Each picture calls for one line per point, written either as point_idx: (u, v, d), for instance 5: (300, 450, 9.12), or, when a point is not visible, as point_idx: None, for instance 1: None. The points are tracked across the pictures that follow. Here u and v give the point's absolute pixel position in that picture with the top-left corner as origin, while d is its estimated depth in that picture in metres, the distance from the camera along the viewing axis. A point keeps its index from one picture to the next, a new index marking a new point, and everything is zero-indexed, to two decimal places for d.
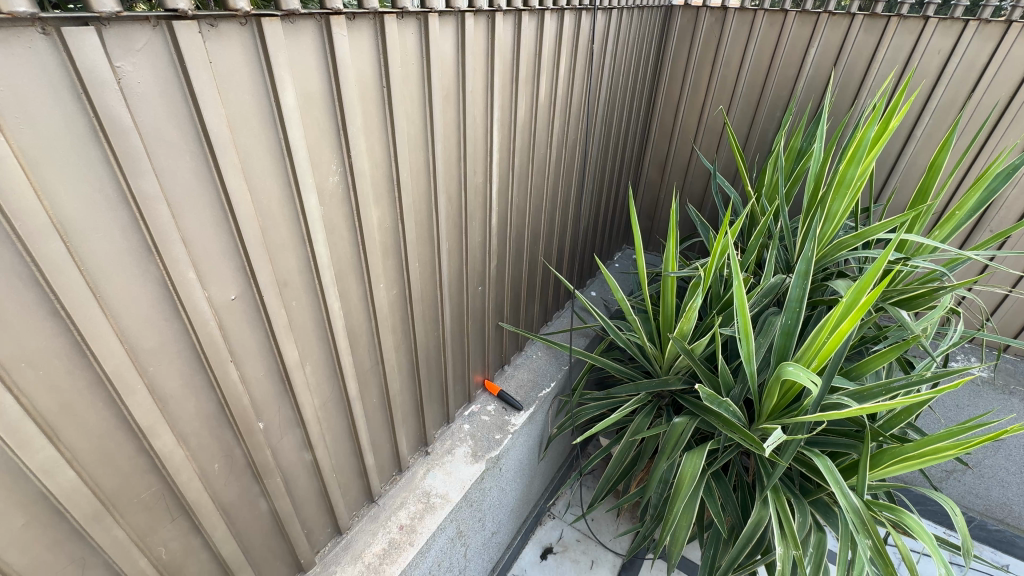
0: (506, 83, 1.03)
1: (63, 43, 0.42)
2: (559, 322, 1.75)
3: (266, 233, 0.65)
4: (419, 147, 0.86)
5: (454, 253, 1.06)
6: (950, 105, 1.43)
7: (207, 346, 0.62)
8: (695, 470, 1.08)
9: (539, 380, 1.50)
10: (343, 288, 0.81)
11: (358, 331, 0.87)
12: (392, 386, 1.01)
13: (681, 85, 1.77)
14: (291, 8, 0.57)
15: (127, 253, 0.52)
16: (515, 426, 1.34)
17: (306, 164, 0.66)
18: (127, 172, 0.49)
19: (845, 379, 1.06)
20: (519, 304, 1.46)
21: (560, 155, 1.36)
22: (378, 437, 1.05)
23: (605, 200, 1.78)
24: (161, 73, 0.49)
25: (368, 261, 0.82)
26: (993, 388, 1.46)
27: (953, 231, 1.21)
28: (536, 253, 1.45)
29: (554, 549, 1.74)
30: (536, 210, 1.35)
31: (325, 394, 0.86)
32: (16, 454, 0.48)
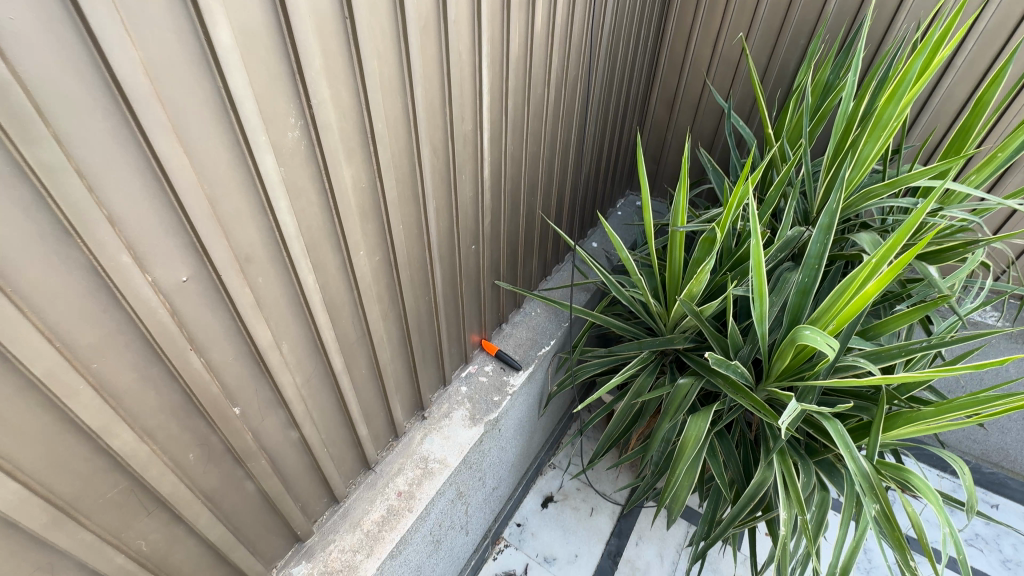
0: (496, 10, 0.88)
1: None
2: (559, 275, 1.68)
3: (217, 203, 0.56)
4: (395, 93, 0.74)
5: (442, 212, 0.97)
6: (1000, 28, 1.26)
7: (161, 336, 0.55)
8: (700, 433, 1.05)
9: (538, 338, 1.45)
10: (317, 259, 0.72)
11: (339, 303, 0.80)
12: (381, 357, 0.95)
13: (695, 8, 1.58)
14: None
15: (39, 238, 0.43)
16: (514, 386, 1.30)
17: (256, 118, 0.55)
18: (19, 140, 0.39)
19: (862, 340, 1.00)
20: (516, 260, 1.37)
21: (559, 95, 1.22)
22: (371, 407, 1.01)
23: (608, 144, 1.65)
24: (42, 7, 0.37)
25: (344, 227, 0.73)
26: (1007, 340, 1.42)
27: (991, 176, 1.10)
28: (534, 205, 1.35)
29: (554, 498, 1.77)
30: (533, 159, 1.23)
31: (308, 371, 0.80)
32: None
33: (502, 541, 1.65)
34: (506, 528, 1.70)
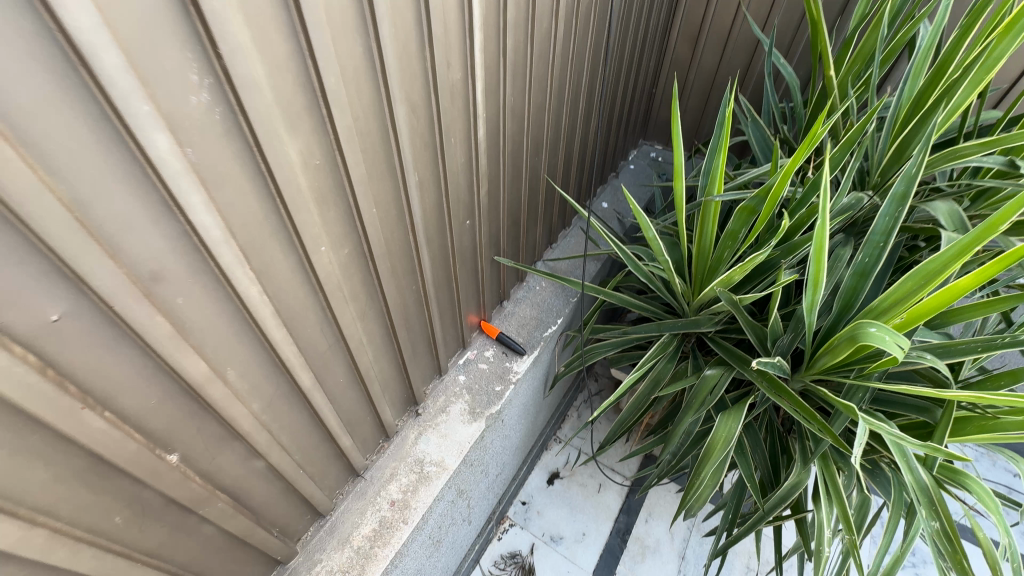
0: None
1: None
2: (566, 241, 1.50)
3: (88, 209, 0.38)
4: (353, 32, 0.54)
5: (428, 185, 0.78)
6: None
7: (32, 397, 0.39)
8: (731, 435, 0.92)
9: (543, 317, 1.30)
10: (262, 263, 0.55)
11: (300, 311, 0.64)
12: (362, 361, 0.81)
13: None
14: None
15: None
16: (518, 374, 1.17)
17: (130, 78, 0.36)
18: None
19: (927, 330, 0.85)
20: (518, 231, 1.20)
21: (569, 29, 1.00)
22: (355, 414, 0.87)
23: (622, 87, 1.42)
24: None
25: (295, 220, 0.56)
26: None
27: None
28: (539, 165, 1.15)
29: (560, 474, 1.70)
30: (538, 110, 1.03)
31: (269, 394, 0.65)
32: None
33: (507, 520, 1.59)
34: (511, 506, 1.63)
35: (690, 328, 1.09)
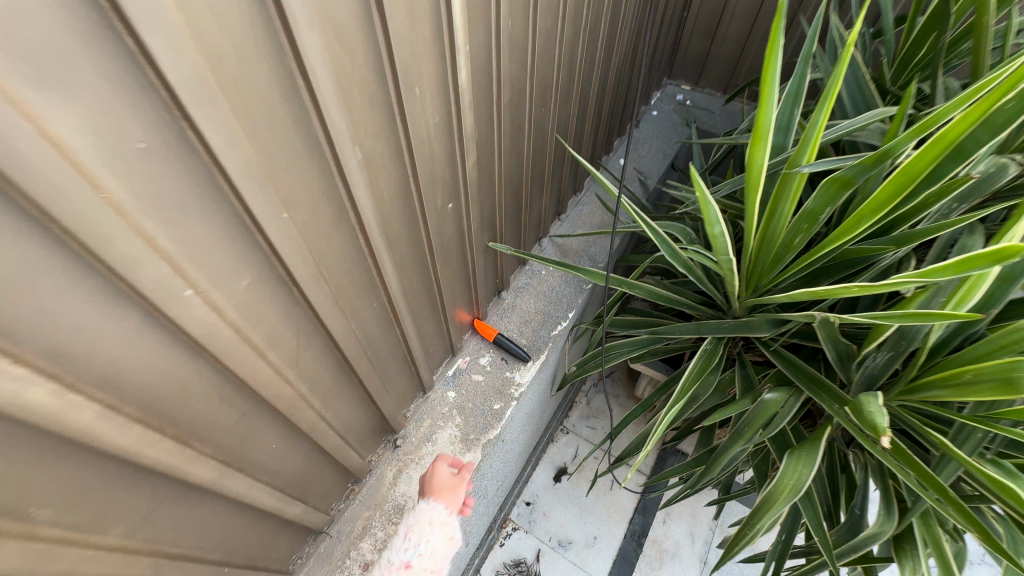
0: None
1: None
2: (577, 211, 1.23)
3: None
4: None
5: (385, 164, 0.51)
6: None
7: None
8: (800, 484, 0.71)
9: (551, 310, 1.06)
10: (61, 338, 0.30)
11: (176, 385, 0.40)
12: (306, 416, 0.58)
13: None
14: None
15: None
16: (521, 386, 0.95)
17: None
18: None
19: None
20: (519, 206, 0.93)
21: None
22: (307, 473, 0.66)
23: (651, 9, 1.10)
24: None
25: (118, 256, 0.30)
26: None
27: None
28: (547, 120, 0.87)
29: (568, 470, 1.53)
30: (546, 42, 0.73)
31: (144, 507, 0.42)
32: None
33: (510, 523, 1.43)
34: (515, 507, 1.47)
35: (739, 330, 0.87)
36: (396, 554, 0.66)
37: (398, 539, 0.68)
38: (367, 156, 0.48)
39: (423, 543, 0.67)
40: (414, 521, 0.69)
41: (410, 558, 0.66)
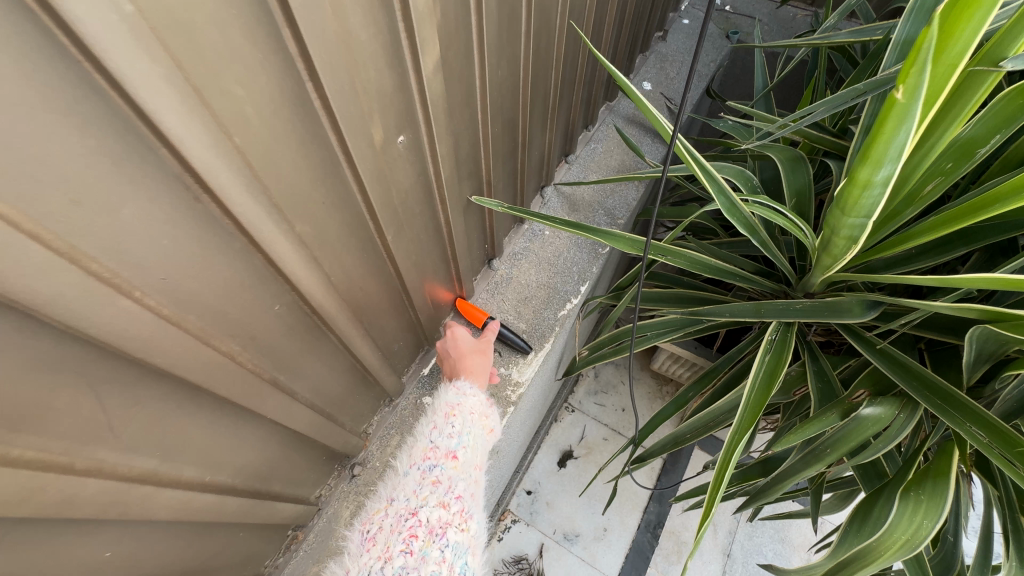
0: None
1: None
2: (589, 150, 0.95)
3: None
4: None
5: (250, 58, 0.26)
6: None
7: None
8: (918, 545, 0.49)
9: (557, 283, 0.81)
10: None
11: None
12: (167, 500, 0.35)
13: None
14: None
15: None
16: (521, 386, 0.72)
17: None
18: None
19: None
20: (515, 144, 0.66)
21: None
22: (202, 555, 0.44)
23: None
24: None
25: None
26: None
27: None
28: (555, 11, 0.58)
29: (574, 454, 1.35)
30: None
31: None
32: None
33: (509, 516, 1.26)
34: (514, 496, 1.30)
35: (825, 315, 0.62)
36: (437, 440, 0.56)
37: (435, 424, 0.58)
38: (193, 34, 0.22)
39: (467, 433, 0.57)
40: (454, 405, 0.59)
41: (456, 446, 0.56)
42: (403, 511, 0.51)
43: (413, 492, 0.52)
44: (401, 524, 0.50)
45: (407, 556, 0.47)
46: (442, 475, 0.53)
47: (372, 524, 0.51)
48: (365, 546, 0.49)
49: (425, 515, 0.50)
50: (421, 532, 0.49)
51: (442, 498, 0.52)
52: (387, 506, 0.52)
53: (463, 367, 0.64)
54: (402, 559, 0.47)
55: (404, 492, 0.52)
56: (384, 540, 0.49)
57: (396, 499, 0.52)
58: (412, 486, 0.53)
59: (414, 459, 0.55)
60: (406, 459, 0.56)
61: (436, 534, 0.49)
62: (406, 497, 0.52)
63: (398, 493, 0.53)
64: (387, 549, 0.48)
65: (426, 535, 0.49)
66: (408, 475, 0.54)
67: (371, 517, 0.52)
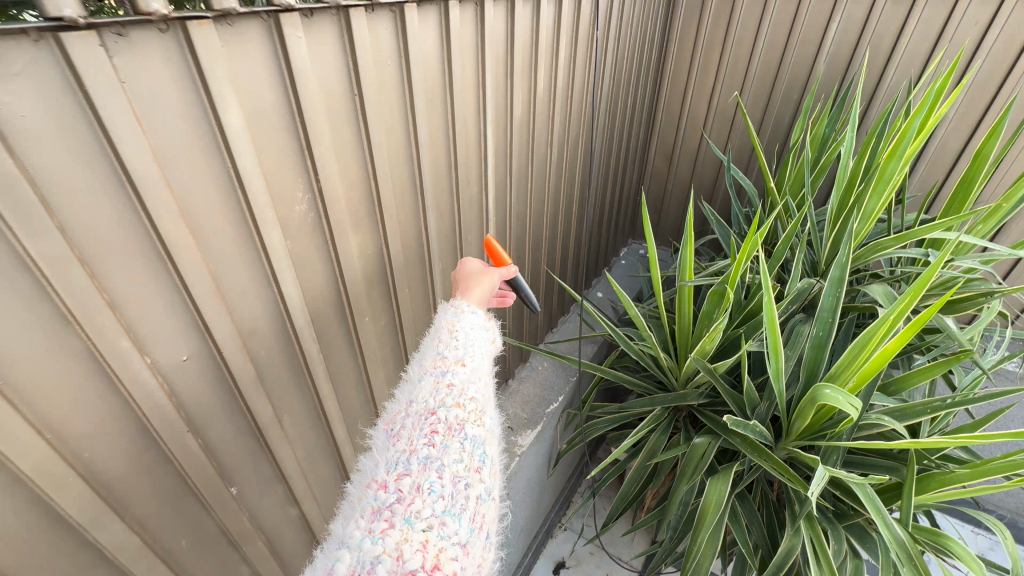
0: (500, 80, 0.92)
1: (60, 51, 0.36)
2: (565, 327, 1.66)
3: (219, 279, 0.54)
4: (402, 160, 0.75)
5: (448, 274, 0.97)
6: (988, 81, 1.32)
7: (158, 419, 0.53)
8: (721, 497, 0.99)
9: (546, 393, 1.41)
10: (321, 329, 0.71)
11: (343, 371, 0.79)
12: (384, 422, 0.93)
13: (688, 70, 1.66)
14: (227, 8, 0.45)
15: (38, 327, 0.42)
16: (525, 447, 1.25)
17: (265, 195, 0.55)
18: (24, 236, 0.38)
19: (883, 396, 0.96)
20: (522, 314, 1.35)
21: (561, 154, 1.25)
22: None
23: (609, 198, 1.66)
24: (55, 104, 0.37)
25: (349, 295, 0.73)
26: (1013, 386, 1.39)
27: (999, 223, 1.09)
28: (539, 258, 1.34)
29: (566, 564, 1.67)
30: (537, 216, 1.25)
31: (310, 443, 0.77)
32: None
33: None
34: None
35: (680, 402, 1.14)
36: (444, 353, 0.56)
37: (441, 339, 0.58)
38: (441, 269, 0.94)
39: (472, 345, 0.58)
40: (456, 322, 0.60)
41: (463, 356, 0.56)
42: (423, 411, 0.52)
43: (430, 395, 0.53)
44: (423, 422, 0.51)
45: (430, 447, 0.49)
46: (456, 380, 0.54)
47: (395, 424, 0.52)
48: (392, 441, 0.51)
49: (443, 413, 0.51)
50: (442, 428, 0.50)
51: (458, 399, 0.53)
52: (408, 407, 0.53)
53: (463, 290, 0.67)
54: (426, 450, 0.49)
55: (421, 395, 0.53)
56: (408, 435, 0.50)
57: (415, 402, 0.53)
58: (428, 389, 0.53)
59: (426, 367, 0.56)
60: (418, 369, 0.57)
61: (455, 429, 0.51)
62: (425, 399, 0.53)
63: (417, 397, 0.54)
64: (412, 443, 0.50)
65: (447, 429, 0.50)
66: (423, 381, 0.55)
67: (394, 417, 0.54)
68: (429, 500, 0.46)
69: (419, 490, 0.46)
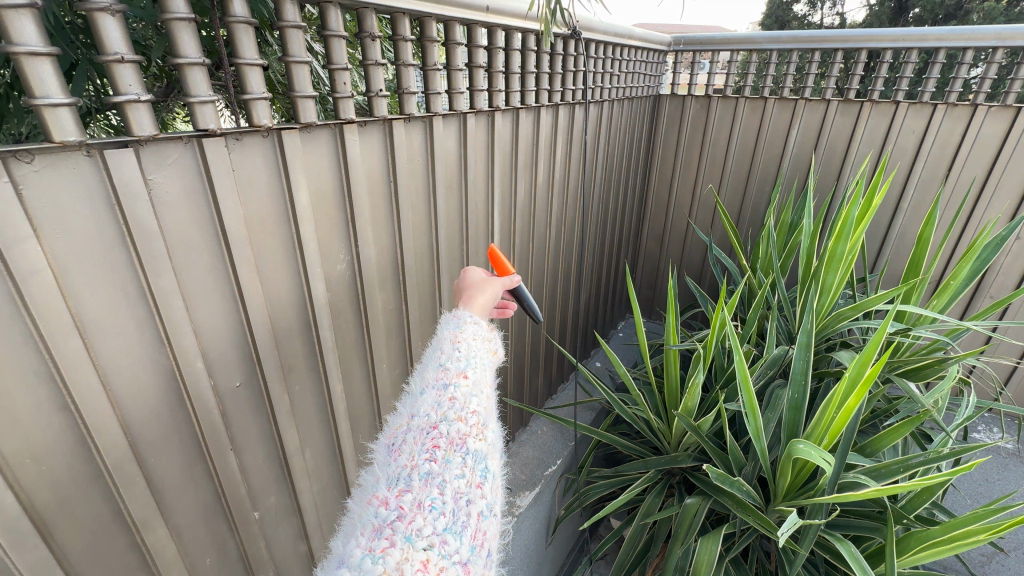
0: (506, 170, 1.11)
1: (199, 148, 0.53)
2: (564, 395, 1.74)
3: (273, 319, 0.67)
4: (423, 233, 0.91)
5: None
6: (932, 178, 1.52)
7: (209, 435, 0.63)
8: (712, 557, 1.01)
9: (545, 456, 1.47)
10: (346, 371, 0.83)
11: (359, 412, 0.89)
12: None
13: (672, 165, 1.90)
14: (309, 120, 0.63)
15: (139, 345, 0.53)
16: (522, 507, 1.29)
17: (316, 254, 0.70)
18: (148, 272, 0.52)
19: (860, 456, 1.02)
20: (523, 378, 1.45)
21: (560, 234, 1.42)
22: None
23: (605, 274, 1.82)
24: (188, 183, 0.53)
25: (371, 343, 0.85)
26: (1000, 457, 1.42)
27: (951, 300, 1.22)
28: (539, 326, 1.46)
29: None
30: (538, 287, 1.39)
31: (324, 479, 0.85)
32: (44, 537, 0.50)
33: None
34: None
35: (671, 464, 1.18)
36: (446, 363, 0.51)
37: (443, 349, 0.53)
38: None
39: (475, 356, 0.53)
40: (459, 332, 0.55)
41: (466, 367, 0.51)
42: (425, 425, 0.47)
43: (432, 408, 0.48)
44: (424, 437, 0.46)
45: (432, 462, 0.45)
46: (458, 392, 0.49)
47: (396, 438, 0.48)
48: (393, 456, 0.46)
49: (446, 427, 0.47)
50: (443, 443, 0.46)
51: (460, 413, 0.48)
52: (409, 421, 0.48)
53: (465, 300, 0.62)
54: (428, 465, 0.45)
55: (422, 408, 0.49)
56: (409, 450, 0.46)
57: (416, 415, 0.48)
58: (430, 403, 0.49)
59: (428, 379, 0.51)
60: (419, 382, 0.52)
61: (458, 443, 0.46)
62: (426, 412, 0.48)
63: (418, 410, 0.49)
64: (413, 458, 0.45)
65: (448, 445, 0.46)
66: (424, 394, 0.50)
67: (395, 431, 0.49)
68: (430, 517, 0.42)
69: (420, 507, 0.42)
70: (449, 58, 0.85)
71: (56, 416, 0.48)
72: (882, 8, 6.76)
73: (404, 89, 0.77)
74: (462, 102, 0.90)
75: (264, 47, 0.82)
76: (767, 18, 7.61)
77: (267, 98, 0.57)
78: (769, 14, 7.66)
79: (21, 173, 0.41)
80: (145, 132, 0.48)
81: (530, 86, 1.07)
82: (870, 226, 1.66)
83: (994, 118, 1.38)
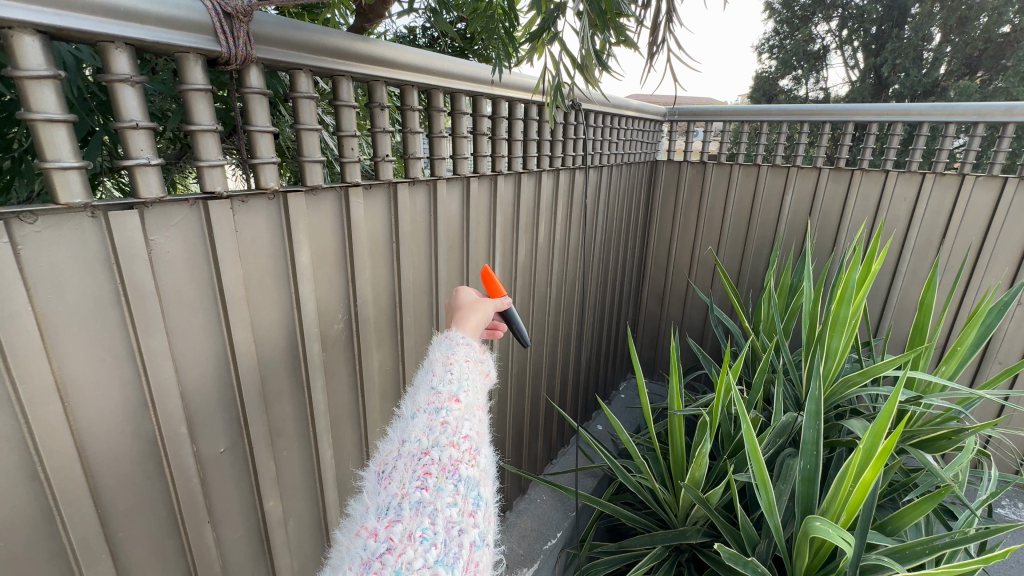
0: (508, 232, 1.12)
1: (205, 212, 0.53)
2: (565, 460, 1.68)
3: (265, 380, 0.65)
4: (424, 293, 0.91)
5: None
6: (928, 243, 1.54)
7: (186, 505, 0.59)
8: None
9: (544, 528, 1.39)
10: (337, 435, 0.79)
11: (349, 479, 0.84)
12: None
13: (671, 227, 1.95)
14: (315, 183, 0.64)
15: (122, 408, 0.51)
16: None
17: (313, 314, 0.69)
18: (140, 332, 0.51)
19: (881, 534, 0.95)
20: (522, 443, 1.40)
21: (560, 294, 1.41)
22: None
23: (606, 335, 1.80)
24: (190, 243, 0.53)
25: (365, 406, 0.82)
26: None
27: (960, 366, 1.19)
28: (539, 388, 1.42)
29: None
30: (538, 348, 1.36)
31: (306, 555, 0.79)
32: None
33: None
34: None
35: (680, 539, 1.11)
36: (439, 386, 0.48)
37: (435, 371, 0.49)
38: None
39: (468, 378, 0.50)
40: (451, 353, 0.52)
41: (459, 390, 0.48)
42: (415, 451, 0.43)
43: (423, 433, 0.44)
44: (414, 463, 0.42)
45: (423, 491, 0.41)
46: (451, 416, 0.45)
47: (385, 464, 0.44)
48: (382, 484, 0.42)
49: (437, 453, 0.43)
50: (435, 468, 0.42)
51: (453, 438, 0.44)
52: (399, 447, 0.44)
53: (456, 320, 0.60)
54: (418, 494, 0.41)
55: (413, 433, 0.45)
56: (400, 477, 0.42)
57: (406, 440, 0.44)
58: (421, 427, 0.45)
59: (419, 403, 0.47)
60: (410, 405, 0.48)
61: (450, 470, 0.42)
62: (417, 437, 0.44)
63: (407, 435, 0.45)
64: (402, 486, 0.41)
65: (440, 471, 0.42)
66: (415, 418, 0.46)
67: (384, 457, 0.45)
68: (421, 548, 0.38)
69: (410, 539, 0.38)
70: (454, 125, 0.89)
71: (24, 487, 0.45)
72: (864, 84, 7.19)
73: (410, 154, 0.80)
74: (466, 166, 0.93)
75: (277, 117, 0.86)
76: (756, 92, 8.05)
77: (275, 163, 0.59)
78: (757, 89, 8.12)
79: (21, 234, 0.41)
80: (152, 195, 0.48)
81: (532, 152, 1.11)
82: (870, 289, 1.67)
83: (983, 186, 1.42)
